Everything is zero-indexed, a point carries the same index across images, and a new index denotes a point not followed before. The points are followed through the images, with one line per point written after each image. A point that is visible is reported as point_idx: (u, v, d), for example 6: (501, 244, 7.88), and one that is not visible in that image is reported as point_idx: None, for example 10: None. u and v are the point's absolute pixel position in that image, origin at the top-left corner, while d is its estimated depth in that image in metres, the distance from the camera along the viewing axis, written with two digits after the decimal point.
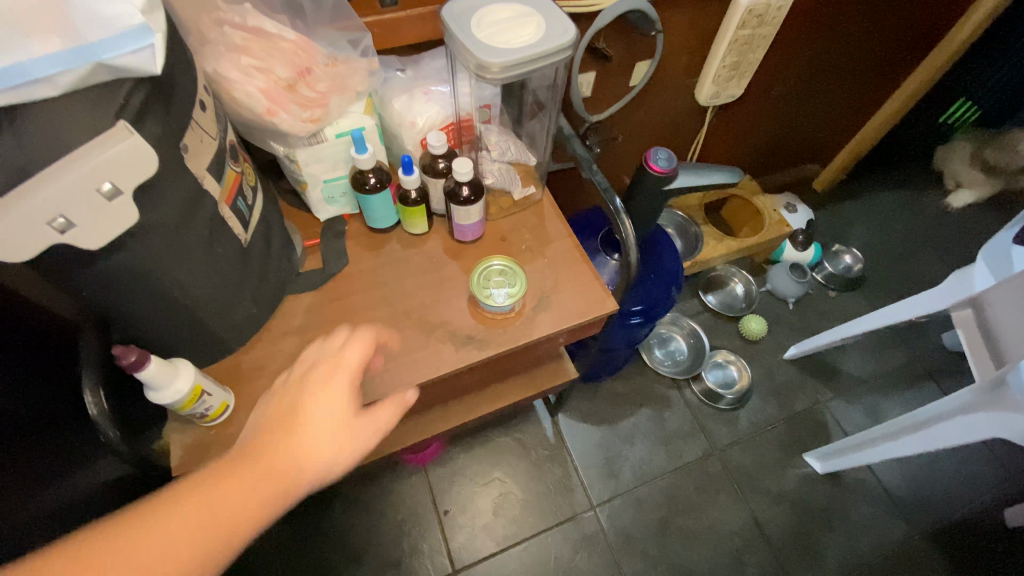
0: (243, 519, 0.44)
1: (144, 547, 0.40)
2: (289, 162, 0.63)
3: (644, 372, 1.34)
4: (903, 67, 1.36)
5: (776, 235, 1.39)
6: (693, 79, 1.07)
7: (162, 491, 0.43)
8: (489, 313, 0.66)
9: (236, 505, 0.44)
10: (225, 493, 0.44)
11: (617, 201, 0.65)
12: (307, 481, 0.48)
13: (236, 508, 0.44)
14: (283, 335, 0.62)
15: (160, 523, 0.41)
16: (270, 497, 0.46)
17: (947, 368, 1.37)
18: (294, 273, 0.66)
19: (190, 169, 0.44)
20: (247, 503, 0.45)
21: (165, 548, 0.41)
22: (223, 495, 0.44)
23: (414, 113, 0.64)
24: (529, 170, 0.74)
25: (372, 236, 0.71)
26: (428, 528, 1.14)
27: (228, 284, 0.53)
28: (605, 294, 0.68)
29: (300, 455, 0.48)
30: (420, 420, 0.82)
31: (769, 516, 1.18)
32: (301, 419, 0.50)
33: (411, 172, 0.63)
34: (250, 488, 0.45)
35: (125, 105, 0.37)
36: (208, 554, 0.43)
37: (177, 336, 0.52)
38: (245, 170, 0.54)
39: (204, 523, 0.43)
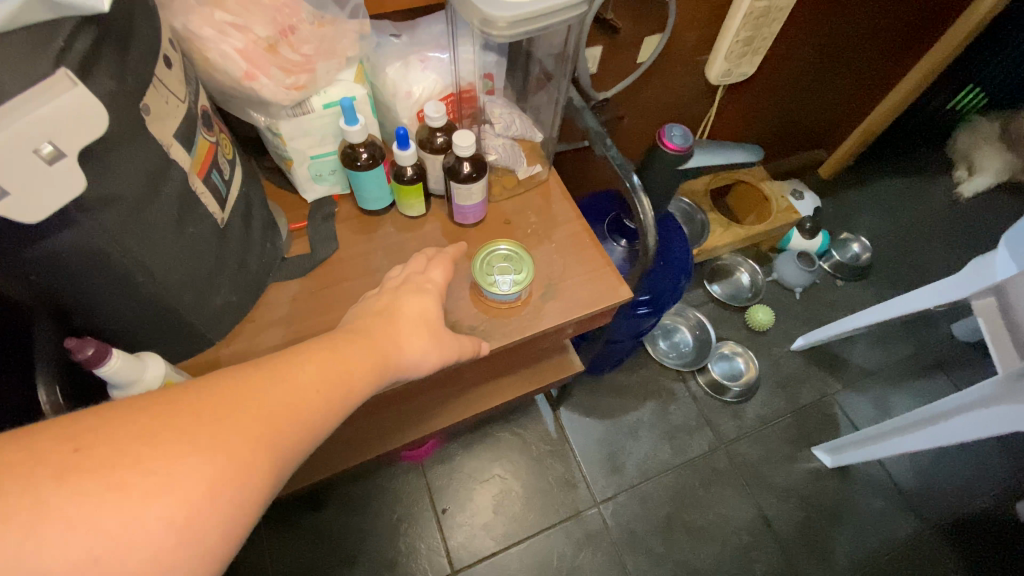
0: (356, 384, 0.42)
1: (264, 392, 0.37)
2: (271, 135, 0.57)
3: (648, 364, 1.30)
4: (914, 49, 1.30)
5: (783, 222, 1.35)
6: (704, 57, 1.01)
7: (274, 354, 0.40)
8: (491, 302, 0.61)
9: (349, 365, 0.43)
10: (337, 357, 0.42)
11: (634, 179, 0.60)
12: (403, 366, 0.48)
13: (349, 367, 0.43)
14: (267, 326, 0.57)
15: (281, 375, 0.38)
16: (377, 369, 0.45)
17: (957, 359, 1.34)
18: (278, 259, 0.60)
19: (153, 134, 0.38)
20: (360, 367, 0.43)
21: (290, 394, 0.38)
22: (337, 360, 0.42)
23: (409, 81, 0.58)
24: (534, 147, 0.69)
25: (365, 218, 0.65)
26: (426, 527, 1.10)
27: (202, 268, 0.47)
28: (617, 281, 0.63)
29: (398, 341, 0.48)
30: (417, 416, 0.77)
31: (778, 511, 1.15)
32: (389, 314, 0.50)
33: (406, 147, 0.57)
34: (360, 358, 0.44)
35: (68, 50, 0.31)
36: (324, 411, 0.39)
37: (145, 328, 0.47)
38: (221, 140, 0.48)
39: (321, 382, 0.40)
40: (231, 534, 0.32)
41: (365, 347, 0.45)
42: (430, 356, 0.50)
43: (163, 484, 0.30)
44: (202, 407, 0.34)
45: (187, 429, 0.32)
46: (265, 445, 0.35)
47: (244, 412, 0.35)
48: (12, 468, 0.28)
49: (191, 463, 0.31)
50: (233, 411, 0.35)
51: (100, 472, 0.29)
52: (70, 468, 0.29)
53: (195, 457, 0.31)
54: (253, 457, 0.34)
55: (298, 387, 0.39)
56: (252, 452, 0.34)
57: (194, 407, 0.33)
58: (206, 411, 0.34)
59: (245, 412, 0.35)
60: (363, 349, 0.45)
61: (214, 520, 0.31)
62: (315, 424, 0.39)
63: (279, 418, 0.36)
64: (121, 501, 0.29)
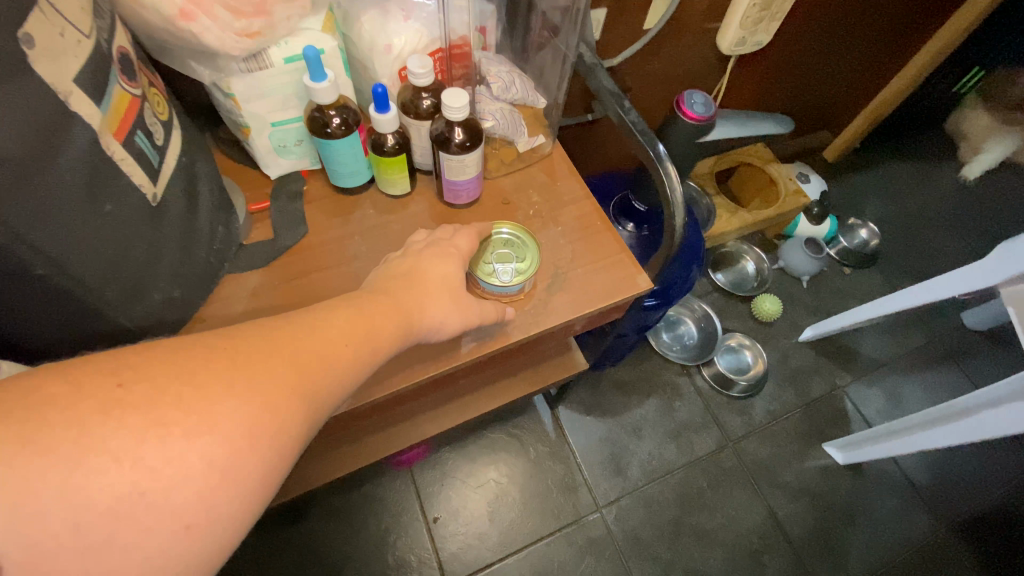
0: (386, 343, 0.39)
1: (297, 343, 0.34)
2: (222, 96, 0.47)
3: (650, 358, 1.23)
4: (930, 23, 1.24)
5: (791, 207, 1.27)
6: (716, 25, 0.93)
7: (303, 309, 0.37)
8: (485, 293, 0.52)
9: (379, 323, 0.39)
10: (367, 314, 0.39)
11: (659, 148, 0.53)
12: (431, 331, 0.44)
13: (379, 325, 0.39)
14: (221, 325, 0.47)
15: (312, 328, 0.36)
16: (408, 328, 0.41)
17: (970, 349, 1.29)
18: (235, 246, 0.50)
19: (38, 74, 0.29)
20: (389, 327, 0.40)
21: (320, 347, 0.35)
22: (368, 317, 0.39)
23: (389, 33, 0.48)
24: (536, 115, 0.61)
25: (339, 198, 0.56)
26: (416, 537, 1.02)
27: (131, 257, 0.38)
28: (635, 269, 0.55)
29: (427, 301, 0.44)
30: (406, 422, 0.69)
31: (789, 512, 1.09)
32: (415, 276, 0.45)
33: (386, 110, 0.48)
34: (391, 316, 0.40)
35: None
36: (354, 365, 0.36)
37: (57, 333, 0.37)
38: (149, 95, 0.39)
39: (352, 337, 0.37)
40: (268, 483, 0.30)
41: (396, 304, 0.41)
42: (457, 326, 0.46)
43: (207, 422, 0.28)
44: (240, 352, 0.31)
45: (225, 372, 0.30)
46: (301, 396, 0.32)
47: (283, 360, 0.32)
48: (56, 399, 0.25)
49: (233, 405, 0.29)
50: (269, 358, 0.32)
51: (149, 407, 0.27)
52: (117, 399, 0.26)
53: (237, 398, 0.29)
54: (290, 407, 0.31)
55: (331, 339, 0.36)
56: (290, 401, 0.31)
57: (235, 351, 0.31)
58: (244, 355, 0.31)
59: (282, 360, 0.32)
60: (392, 306, 0.41)
61: (255, 465, 0.29)
62: (348, 381, 0.36)
63: (312, 369, 0.33)
64: (166, 438, 0.26)
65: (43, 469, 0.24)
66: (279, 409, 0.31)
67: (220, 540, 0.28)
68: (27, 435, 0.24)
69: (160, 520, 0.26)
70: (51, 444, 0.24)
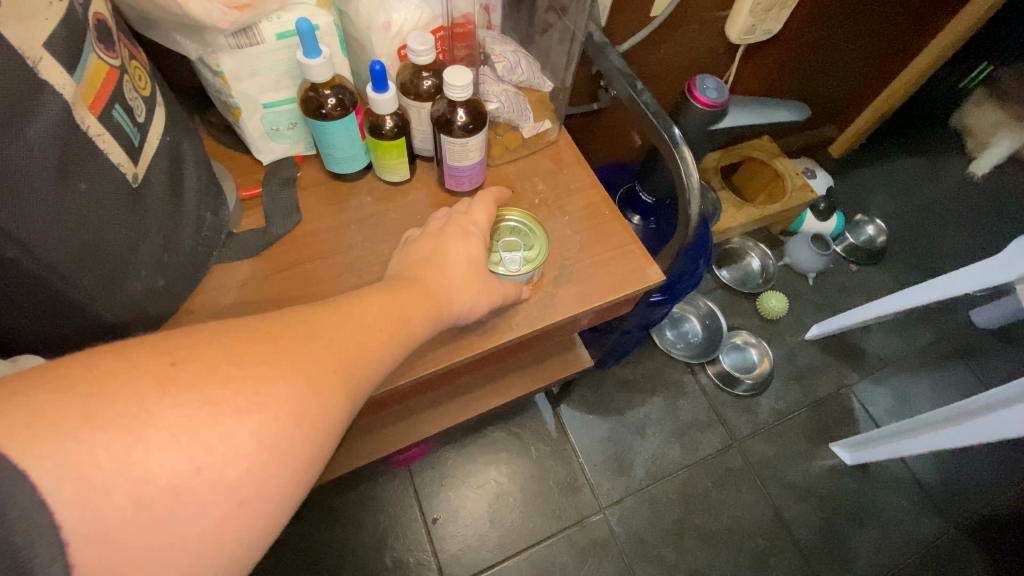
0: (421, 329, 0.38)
1: (340, 323, 0.34)
2: (210, 74, 0.45)
3: (654, 356, 1.20)
4: (940, 16, 1.21)
5: (798, 202, 1.24)
6: (724, 12, 0.90)
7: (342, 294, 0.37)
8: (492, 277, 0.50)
9: (415, 309, 0.38)
10: (403, 300, 0.38)
11: (675, 132, 0.50)
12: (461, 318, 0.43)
13: (415, 310, 0.38)
14: (209, 317, 0.45)
15: (351, 314, 0.35)
16: (443, 314, 0.41)
17: (979, 347, 1.27)
18: (225, 233, 0.48)
19: (1, 33, 0.26)
20: (426, 309, 0.39)
21: (360, 332, 0.34)
22: (405, 303, 0.38)
23: (387, 8, 0.45)
24: (542, 100, 0.58)
25: (335, 185, 0.53)
26: (415, 538, 0.99)
27: (108, 241, 0.35)
28: (646, 260, 0.52)
29: (458, 285, 0.42)
30: (403, 420, 0.66)
31: (796, 513, 1.07)
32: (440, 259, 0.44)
33: (384, 89, 0.45)
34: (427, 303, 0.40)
35: None
36: (395, 346, 0.36)
37: (27, 323, 0.34)
38: (130, 67, 0.36)
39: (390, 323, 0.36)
40: (313, 463, 0.30)
41: (430, 290, 0.41)
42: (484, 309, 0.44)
43: (256, 402, 0.28)
44: (285, 335, 0.31)
45: (272, 354, 0.29)
46: (343, 380, 0.32)
47: (324, 343, 0.32)
48: (113, 375, 0.25)
49: (280, 386, 0.29)
50: (311, 342, 0.32)
51: (203, 385, 0.26)
52: (173, 375, 0.26)
53: (286, 377, 0.29)
54: (333, 391, 0.31)
55: (371, 324, 0.35)
56: (333, 385, 0.31)
57: (283, 331, 0.31)
58: (288, 336, 0.31)
59: (324, 344, 0.32)
60: (426, 292, 0.40)
61: (302, 445, 0.29)
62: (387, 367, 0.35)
63: (353, 354, 0.33)
64: (219, 415, 0.26)
65: (103, 442, 0.23)
66: (324, 390, 0.30)
67: (268, 520, 0.28)
68: (88, 409, 0.24)
69: (217, 495, 0.26)
70: (111, 417, 0.24)
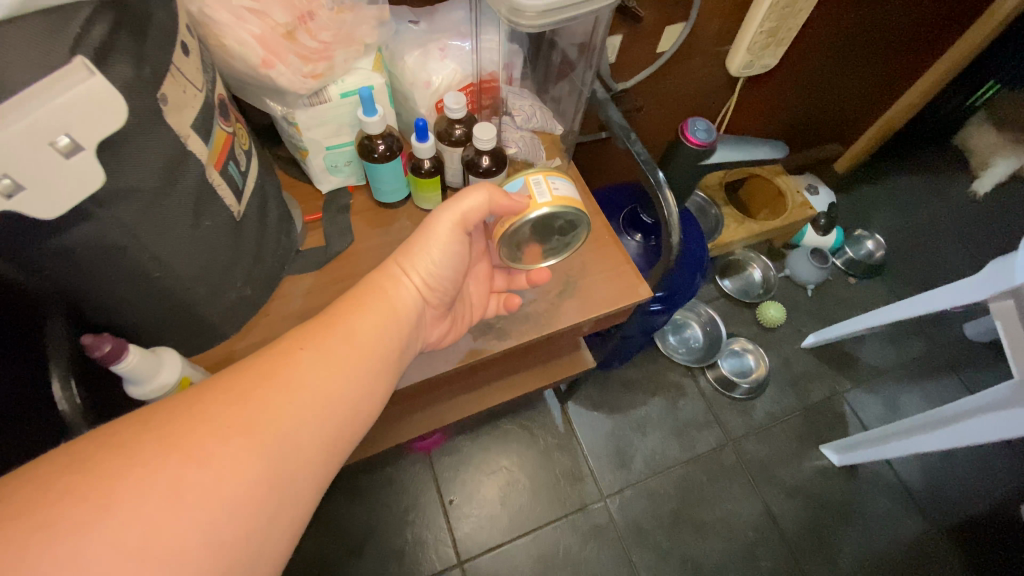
0: (359, 333, 0.45)
1: (207, 398, 0.37)
2: (287, 125, 0.56)
3: (657, 359, 1.29)
4: (940, 43, 1.27)
5: (799, 218, 1.32)
6: (726, 48, 0.99)
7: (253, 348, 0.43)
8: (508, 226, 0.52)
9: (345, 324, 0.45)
10: (322, 331, 0.44)
11: (659, 175, 0.61)
12: (428, 273, 0.51)
13: (340, 330, 0.45)
14: (281, 319, 0.56)
15: (252, 365, 0.41)
16: (394, 296, 0.49)
17: (970, 359, 1.33)
18: (293, 251, 0.59)
19: (170, 124, 0.37)
20: (326, 345, 0.43)
21: (261, 378, 0.40)
22: (319, 336, 0.44)
23: (429, 71, 0.56)
24: (554, 140, 0.68)
25: (380, 211, 0.64)
26: (433, 517, 1.10)
27: (218, 263, 0.46)
28: (638, 280, 0.62)
29: (411, 253, 0.51)
30: (425, 407, 0.77)
31: (785, 508, 1.15)
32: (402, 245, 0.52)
33: (425, 139, 0.56)
34: (360, 309, 0.47)
35: (85, 36, 0.30)
36: (283, 395, 0.39)
37: (159, 322, 0.45)
38: (237, 130, 0.47)
39: (311, 348, 0.43)
40: (226, 516, 0.34)
41: (370, 291, 0.48)
42: (451, 253, 0.52)
43: (118, 497, 0.31)
44: (167, 414, 0.36)
45: (153, 435, 0.34)
46: (247, 429, 0.37)
47: (216, 405, 0.37)
48: None
49: (146, 472, 0.32)
50: (199, 410, 0.36)
51: (75, 493, 0.31)
52: (45, 494, 0.30)
53: (138, 469, 0.32)
54: (233, 443, 0.36)
55: (273, 367, 0.41)
56: (234, 437, 0.36)
57: (145, 423, 0.35)
58: (172, 411, 0.36)
59: (212, 403, 0.37)
60: (373, 288, 0.49)
61: (185, 521, 0.32)
62: (306, 394, 0.40)
63: (255, 398, 0.38)
64: (97, 513, 0.30)
65: None
66: (217, 446, 0.35)
67: None
68: None
69: None
70: None
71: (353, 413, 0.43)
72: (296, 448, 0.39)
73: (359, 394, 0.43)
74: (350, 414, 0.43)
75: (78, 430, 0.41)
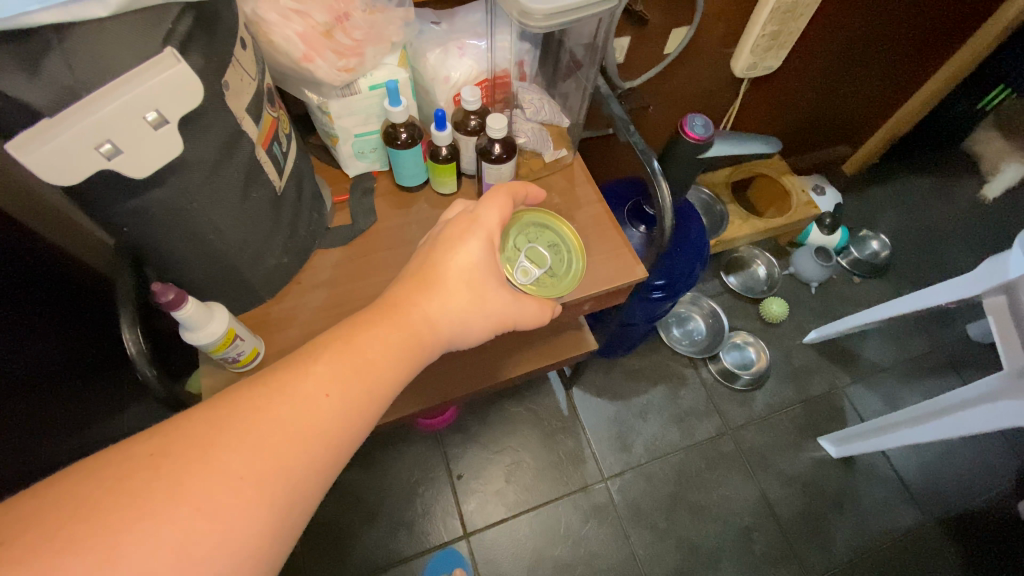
0: (386, 378, 0.43)
1: (218, 434, 0.35)
2: (321, 114, 0.62)
3: (659, 350, 1.34)
4: (945, 48, 1.26)
5: (802, 217, 1.35)
6: (730, 50, 1.04)
7: (269, 367, 0.40)
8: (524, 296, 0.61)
9: (376, 366, 0.42)
10: (343, 360, 0.41)
11: (654, 164, 0.67)
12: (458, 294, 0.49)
13: (369, 375, 0.42)
14: (312, 287, 0.63)
15: (273, 405, 0.38)
16: (427, 336, 0.47)
17: (972, 359, 1.34)
18: (323, 227, 0.66)
19: (230, 107, 0.43)
20: (348, 374, 0.41)
21: (282, 427, 0.37)
22: (346, 378, 0.41)
23: (448, 67, 0.63)
24: (561, 133, 0.75)
25: (400, 194, 0.70)
26: (442, 490, 1.16)
27: (261, 231, 0.52)
28: (634, 261, 0.67)
29: (444, 289, 0.48)
30: (432, 380, 0.80)
31: (780, 496, 1.19)
32: (435, 274, 0.49)
33: (443, 129, 0.62)
34: (393, 350, 0.44)
35: (173, 32, 0.37)
36: (298, 431, 0.37)
37: (210, 281, 0.52)
38: (280, 116, 0.54)
39: (338, 394, 0.40)
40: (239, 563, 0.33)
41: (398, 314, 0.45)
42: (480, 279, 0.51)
43: (121, 550, 0.30)
44: (181, 455, 0.34)
45: (165, 484, 0.32)
46: (264, 488, 0.35)
47: (233, 455, 0.35)
48: None
49: (152, 525, 0.31)
50: (215, 457, 0.34)
51: (78, 545, 0.29)
52: (44, 536, 0.29)
53: (144, 521, 0.31)
54: (249, 506, 0.34)
55: (297, 413, 0.38)
56: (249, 501, 0.34)
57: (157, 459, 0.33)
58: (185, 454, 0.34)
59: (228, 449, 0.35)
60: (407, 327, 0.45)
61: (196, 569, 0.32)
62: (322, 428, 0.38)
63: (275, 453, 0.36)
64: (100, 567, 0.29)
65: None
66: (233, 506, 0.34)
67: None
68: None
69: None
70: None
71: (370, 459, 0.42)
72: (311, 503, 0.38)
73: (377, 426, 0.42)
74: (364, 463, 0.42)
75: (140, 368, 0.50)
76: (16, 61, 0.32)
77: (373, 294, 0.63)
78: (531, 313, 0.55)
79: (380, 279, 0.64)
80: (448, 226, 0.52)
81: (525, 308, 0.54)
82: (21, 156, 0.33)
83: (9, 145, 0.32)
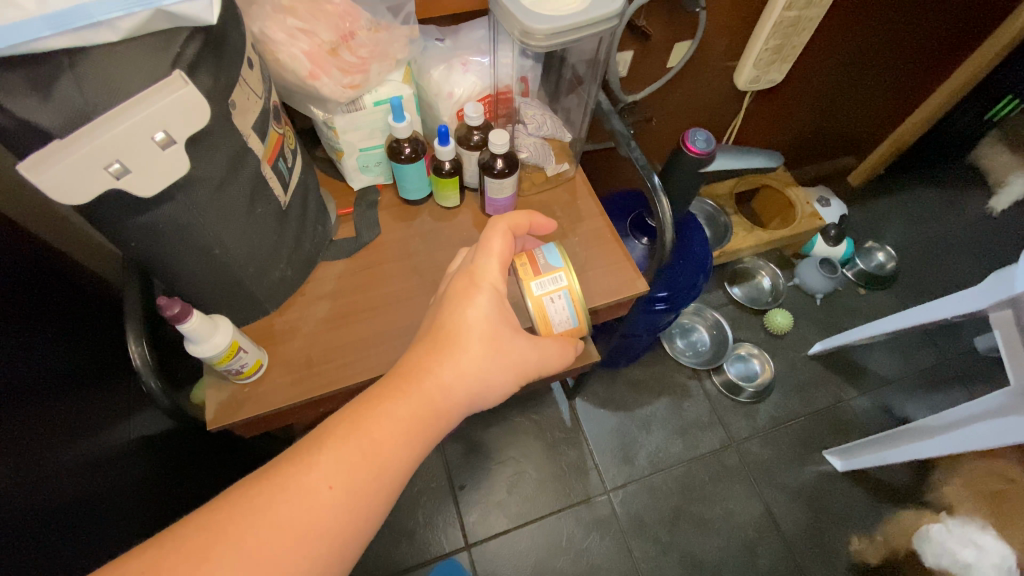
0: (394, 460, 0.45)
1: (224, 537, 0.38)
2: (326, 129, 0.63)
3: (663, 361, 1.34)
4: (953, 58, 1.25)
5: (806, 228, 1.34)
6: (733, 63, 1.04)
7: (281, 455, 0.44)
8: (520, 266, 0.56)
9: (382, 449, 0.44)
10: (351, 444, 0.44)
11: (656, 179, 0.67)
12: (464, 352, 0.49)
13: (375, 458, 0.44)
14: (316, 299, 0.63)
15: (277, 497, 0.41)
16: (427, 391, 0.47)
17: (979, 374, 1.33)
18: (327, 240, 0.66)
19: (237, 126, 0.45)
20: (356, 457, 0.43)
21: (271, 517, 0.40)
22: (339, 454, 0.43)
23: (452, 83, 0.64)
24: (563, 147, 0.76)
25: (404, 207, 0.71)
26: (444, 501, 1.16)
27: (266, 245, 0.53)
28: (636, 273, 0.67)
29: (456, 352, 0.49)
30: None
31: (785, 510, 1.18)
32: (450, 334, 0.49)
33: (446, 143, 0.63)
34: (391, 411, 0.45)
35: (182, 54, 0.38)
36: (301, 526, 0.40)
37: (215, 293, 0.53)
38: (286, 133, 0.55)
39: (339, 486, 0.42)
40: None
41: (410, 386, 0.47)
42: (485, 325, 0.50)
43: None
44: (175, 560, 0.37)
45: None
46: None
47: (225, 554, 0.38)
48: None
49: None
50: (210, 556, 0.37)
51: None
52: None
53: None
54: None
55: (300, 508, 0.41)
56: None
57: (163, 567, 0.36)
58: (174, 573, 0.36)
59: (231, 551, 0.38)
60: (406, 384, 0.47)
61: None
62: (324, 519, 0.41)
63: (270, 540, 0.39)
64: None
65: None
66: None
67: None
68: None
69: None
70: None
71: (372, 523, 0.44)
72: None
73: (384, 505, 0.45)
74: (373, 530, 0.44)
75: (145, 379, 0.51)
76: (28, 84, 0.33)
77: (376, 306, 0.64)
78: (553, 355, 0.55)
79: (383, 291, 0.65)
80: (455, 280, 0.53)
81: (544, 352, 0.54)
82: (32, 176, 0.34)
83: (21, 165, 0.33)
